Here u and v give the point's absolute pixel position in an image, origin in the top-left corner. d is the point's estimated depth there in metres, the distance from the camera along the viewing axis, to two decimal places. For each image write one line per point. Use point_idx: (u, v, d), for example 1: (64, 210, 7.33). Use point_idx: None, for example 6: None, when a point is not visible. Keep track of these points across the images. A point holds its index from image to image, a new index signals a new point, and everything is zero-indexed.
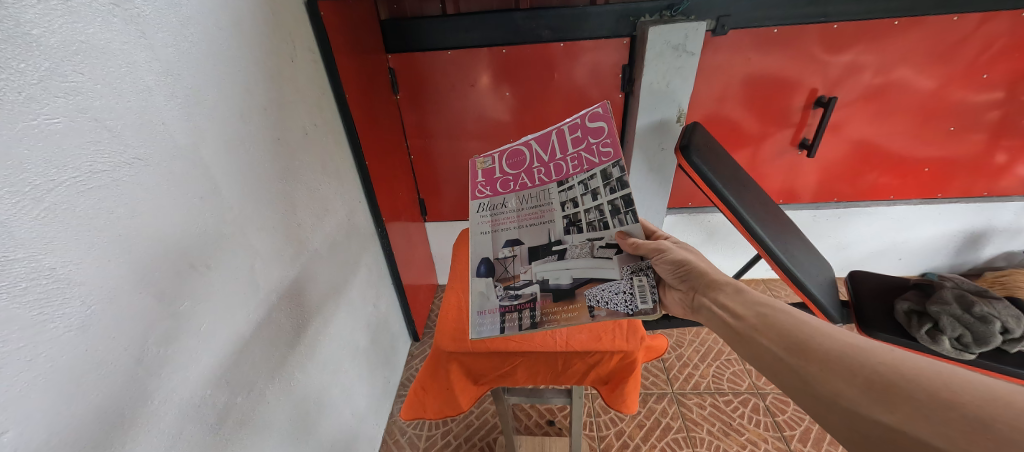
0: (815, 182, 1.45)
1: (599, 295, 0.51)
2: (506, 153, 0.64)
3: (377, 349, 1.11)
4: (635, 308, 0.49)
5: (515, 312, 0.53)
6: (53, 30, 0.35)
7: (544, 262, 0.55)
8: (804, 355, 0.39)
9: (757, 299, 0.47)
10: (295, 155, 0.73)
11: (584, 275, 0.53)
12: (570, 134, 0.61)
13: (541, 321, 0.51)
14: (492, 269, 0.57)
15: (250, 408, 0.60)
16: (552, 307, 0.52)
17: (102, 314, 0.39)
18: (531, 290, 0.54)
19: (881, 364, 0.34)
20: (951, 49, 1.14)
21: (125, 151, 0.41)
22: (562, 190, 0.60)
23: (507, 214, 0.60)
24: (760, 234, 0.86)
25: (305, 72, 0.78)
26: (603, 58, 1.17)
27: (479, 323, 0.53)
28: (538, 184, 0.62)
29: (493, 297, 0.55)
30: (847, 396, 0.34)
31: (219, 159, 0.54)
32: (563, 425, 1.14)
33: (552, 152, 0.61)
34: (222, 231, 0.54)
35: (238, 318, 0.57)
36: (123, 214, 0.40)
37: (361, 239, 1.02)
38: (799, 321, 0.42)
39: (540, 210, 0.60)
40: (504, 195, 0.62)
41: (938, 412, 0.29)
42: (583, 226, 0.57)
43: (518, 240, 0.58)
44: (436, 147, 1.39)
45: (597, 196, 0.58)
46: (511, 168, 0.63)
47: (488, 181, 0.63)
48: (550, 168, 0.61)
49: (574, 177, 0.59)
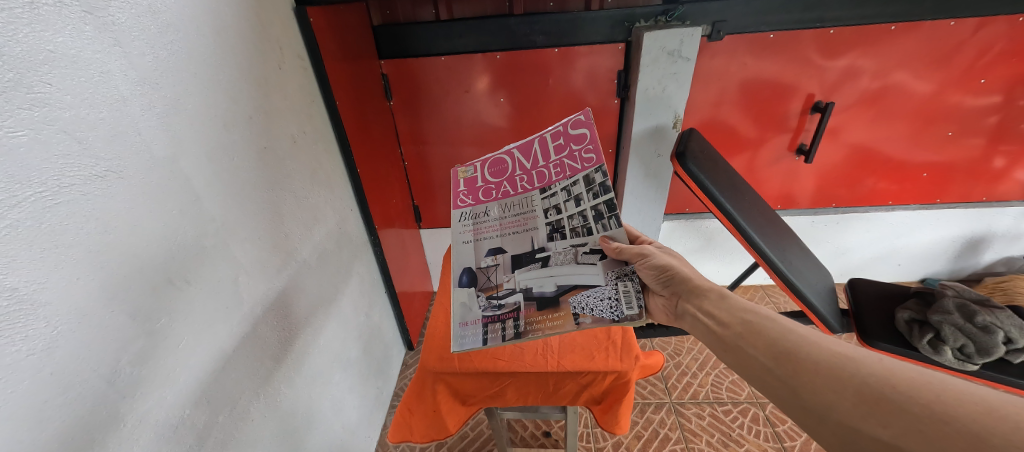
0: (813, 187, 1.44)
1: (584, 302, 0.49)
2: (488, 162, 0.64)
3: (368, 359, 1.09)
4: (621, 314, 0.47)
5: (498, 323, 0.51)
6: (18, 39, 0.33)
7: (528, 270, 0.54)
8: (792, 365, 0.37)
9: (742, 306, 0.46)
10: (283, 164, 0.72)
11: (567, 281, 0.52)
12: (553, 141, 0.60)
13: (525, 330, 0.49)
14: (474, 279, 0.55)
15: (233, 426, 0.58)
16: (536, 316, 0.50)
17: (70, 334, 0.37)
18: (514, 299, 0.53)
19: (871, 374, 0.33)
20: (947, 54, 1.13)
21: (96, 164, 0.39)
22: (544, 198, 0.59)
23: (489, 222, 0.60)
24: (757, 241, 0.85)
25: (293, 80, 0.76)
26: (598, 63, 1.17)
27: (461, 336, 0.51)
28: (520, 191, 0.60)
29: (475, 308, 0.53)
30: (839, 410, 0.32)
31: (201, 170, 0.52)
32: (558, 437, 1.12)
33: (535, 159, 0.61)
34: (203, 244, 0.52)
35: (220, 334, 0.55)
36: (93, 229, 0.39)
37: (352, 248, 1.00)
38: (786, 328, 0.41)
39: (523, 217, 0.58)
40: (486, 203, 0.61)
41: (933, 427, 0.27)
42: (566, 232, 0.56)
43: (501, 248, 0.57)
44: (431, 153, 1.37)
45: (580, 202, 0.57)
46: (494, 176, 0.63)
47: (470, 190, 0.63)
48: (533, 175, 0.60)
49: (557, 183, 0.58)
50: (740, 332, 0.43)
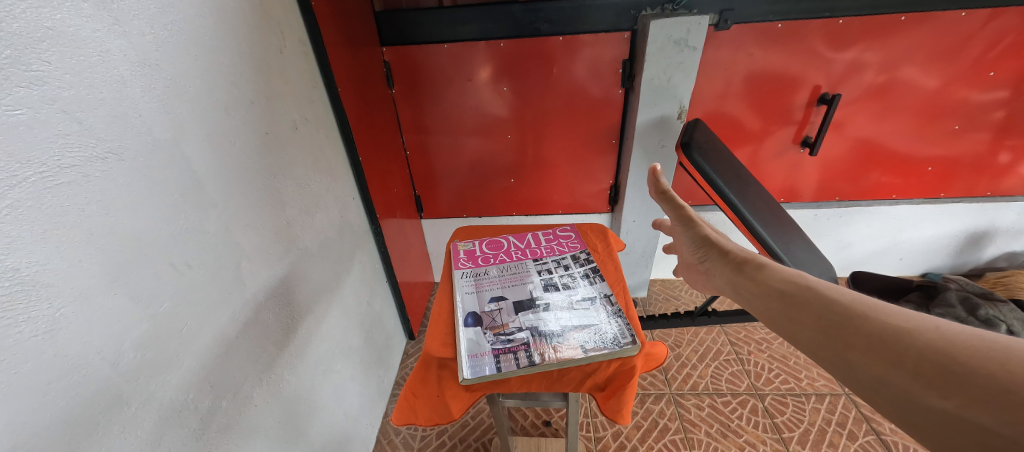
0: (816, 181, 1.43)
1: (586, 336, 0.49)
2: (484, 242, 0.71)
3: (370, 348, 1.09)
4: (619, 344, 0.48)
5: (510, 353, 0.48)
6: (16, 15, 0.32)
7: (532, 313, 0.53)
8: (836, 334, 0.36)
9: (781, 275, 0.45)
10: (284, 151, 0.71)
11: (572, 322, 0.52)
12: (545, 236, 0.72)
13: (540, 359, 0.47)
14: (480, 320, 0.53)
15: (236, 411, 0.58)
16: (547, 346, 0.48)
17: (73, 317, 0.36)
18: (523, 334, 0.50)
19: (927, 344, 0.31)
20: (958, 46, 1.12)
21: (96, 145, 0.39)
22: (538, 263, 0.64)
23: (489, 278, 0.61)
24: (761, 233, 0.84)
25: (294, 64, 0.75)
26: (602, 53, 1.15)
27: (470, 369, 0.46)
28: (515, 259, 0.65)
29: (483, 342, 0.50)
30: (893, 382, 0.31)
31: (202, 154, 0.52)
32: (558, 426, 1.13)
33: (528, 242, 0.70)
34: (205, 229, 0.52)
35: (221, 318, 0.55)
36: (94, 211, 0.38)
37: (353, 236, 1.00)
38: (828, 294, 0.40)
39: (519, 274, 0.61)
40: (485, 266, 0.64)
41: (996, 396, 0.26)
42: (559, 286, 0.59)
43: (502, 296, 0.57)
44: (432, 142, 1.36)
45: (568, 267, 0.63)
46: (490, 250, 0.69)
47: (468, 257, 0.67)
48: (526, 250, 0.68)
49: (548, 257, 0.65)
50: (778, 301, 0.42)
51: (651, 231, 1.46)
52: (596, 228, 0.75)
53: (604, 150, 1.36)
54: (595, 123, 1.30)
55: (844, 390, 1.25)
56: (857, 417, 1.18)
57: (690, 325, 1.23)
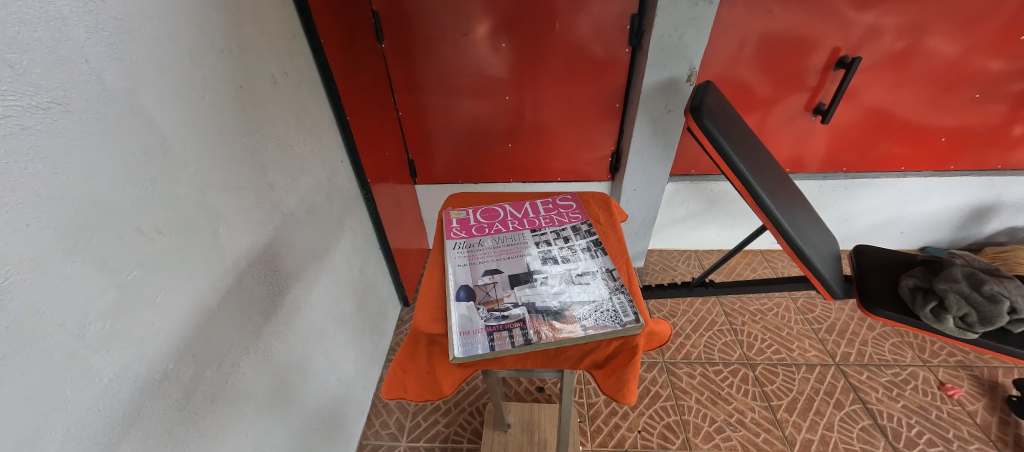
0: (824, 151, 1.39)
1: (586, 313, 0.47)
2: (480, 210, 0.67)
3: (364, 315, 1.09)
4: (621, 322, 0.46)
5: (505, 331, 0.45)
6: None
7: (525, 288, 0.51)
8: None
9: None
10: (262, 109, 0.65)
11: (571, 298, 0.49)
12: (543, 205, 0.68)
13: (537, 338, 0.45)
14: (473, 294, 0.50)
15: (221, 380, 0.57)
16: (544, 324, 0.46)
17: (26, 286, 0.33)
18: (518, 311, 0.48)
19: None
20: (995, 6, 1.03)
21: (36, 93, 0.33)
22: (536, 235, 0.61)
23: (484, 250, 0.58)
24: (768, 204, 0.80)
25: (269, 9, 0.67)
26: (611, 6, 1.05)
27: (461, 347, 0.44)
28: (511, 230, 0.62)
29: (476, 318, 0.47)
30: None
31: (167, 111, 0.47)
32: (552, 392, 1.17)
33: (526, 212, 0.66)
34: (174, 192, 0.48)
35: (199, 288, 0.52)
36: (41, 169, 0.33)
37: (343, 201, 0.96)
38: None
39: (516, 246, 0.58)
40: (479, 236, 0.61)
41: None
42: (557, 259, 0.56)
43: (497, 269, 0.54)
44: (426, 103, 1.28)
45: (568, 240, 0.60)
46: (486, 219, 0.65)
47: (461, 226, 0.64)
48: (523, 220, 0.64)
49: (546, 228, 0.62)
50: None
51: (650, 201, 1.43)
52: (598, 197, 0.71)
53: (606, 114, 1.30)
54: (598, 85, 1.22)
55: (834, 361, 1.28)
56: (845, 387, 1.21)
57: (686, 295, 1.21)
